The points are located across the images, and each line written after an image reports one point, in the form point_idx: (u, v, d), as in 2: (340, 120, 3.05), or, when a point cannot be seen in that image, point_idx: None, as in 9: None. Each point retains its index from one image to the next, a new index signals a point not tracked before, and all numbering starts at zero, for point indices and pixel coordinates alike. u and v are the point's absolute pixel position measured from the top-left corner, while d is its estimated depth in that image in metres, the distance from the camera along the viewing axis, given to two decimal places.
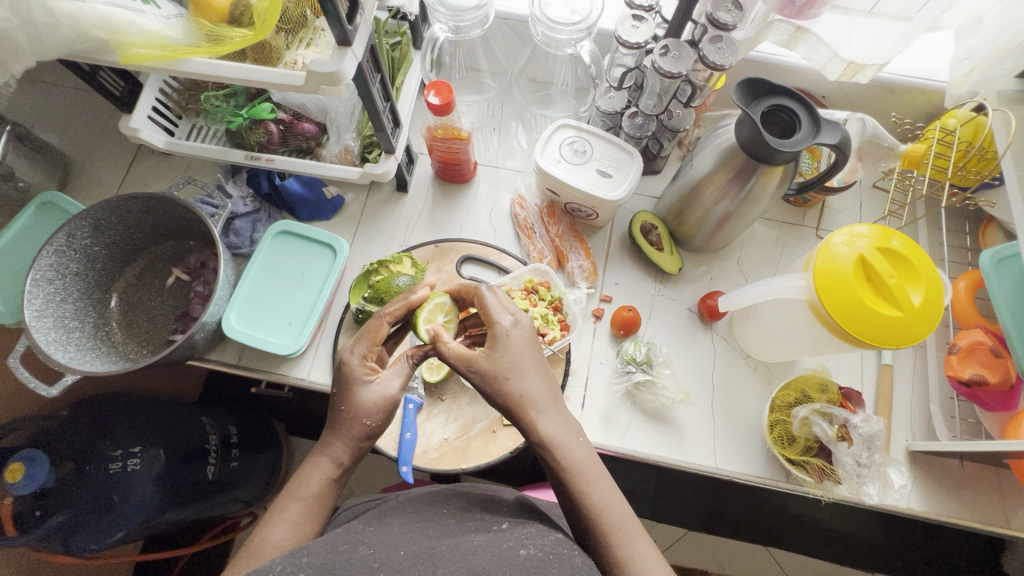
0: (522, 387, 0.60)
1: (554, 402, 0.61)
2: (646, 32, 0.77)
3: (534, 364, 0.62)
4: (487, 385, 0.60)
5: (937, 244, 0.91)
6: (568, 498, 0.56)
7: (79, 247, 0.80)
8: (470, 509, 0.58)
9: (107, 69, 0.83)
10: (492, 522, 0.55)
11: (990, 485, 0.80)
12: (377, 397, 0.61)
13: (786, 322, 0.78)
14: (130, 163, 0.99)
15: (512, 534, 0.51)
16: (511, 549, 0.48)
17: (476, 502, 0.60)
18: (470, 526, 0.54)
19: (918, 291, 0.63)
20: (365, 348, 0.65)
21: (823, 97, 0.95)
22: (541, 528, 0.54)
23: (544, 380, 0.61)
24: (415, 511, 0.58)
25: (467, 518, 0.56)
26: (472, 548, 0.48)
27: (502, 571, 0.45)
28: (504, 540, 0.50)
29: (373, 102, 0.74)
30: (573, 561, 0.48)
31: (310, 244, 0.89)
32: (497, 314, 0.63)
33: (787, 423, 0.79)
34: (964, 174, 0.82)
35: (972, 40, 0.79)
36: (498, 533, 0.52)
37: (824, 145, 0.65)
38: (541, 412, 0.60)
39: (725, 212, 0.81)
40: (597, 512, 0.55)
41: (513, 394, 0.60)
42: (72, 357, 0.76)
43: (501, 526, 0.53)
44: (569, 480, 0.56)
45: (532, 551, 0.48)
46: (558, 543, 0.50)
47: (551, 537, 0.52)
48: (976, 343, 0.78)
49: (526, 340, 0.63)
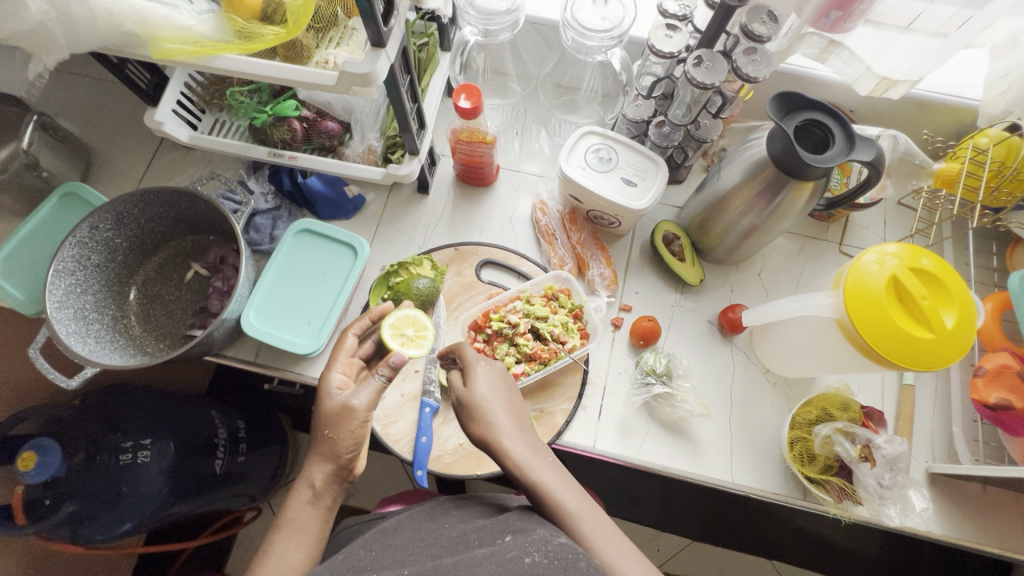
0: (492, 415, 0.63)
1: (521, 429, 0.63)
2: (679, 42, 0.77)
3: (506, 398, 0.65)
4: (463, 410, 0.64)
5: (963, 264, 0.90)
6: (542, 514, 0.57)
7: (101, 240, 0.80)
8: (473, 522, 0.57)
9: (134, 61, 0.82)
10: (496, 533, 0.53)
11: (1010, 510, 0.79)
12: (337, 404, 0.64)
13: (809, 340, 0.76)
14: (153, 155, 0.99)
15: (516, 543, 0.50)
16: (516, 559, 0.47)
17: (479, 513, 0.59)
18: (475, 540, 0.52)
19: (952, 313, 0.62)
20: (343, 364, 0.70)
21: (851, 112, 0.94)
22: (544, 533, 0.52)
23: (512, 412, 0.64)
24: (418, 529, 0.57)
25: (470, 529, 0.55)
26: (477, 562, 0.47)
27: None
28: (509, 550, 0.49)
29: (402, 103, 0.74)
30: (578, 565, 0.48)
31: (331, 244, 0.88)
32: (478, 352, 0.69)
33: (808, 440, 0.78)
34: (996, 196, 0.82)
35: (1006, 59, 0.76)
36: (502, 544, 0.50)
37: (858, 161, 0.64)
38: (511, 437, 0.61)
39: (750, 225, 0.80)
40: (571, 520, 0.55)
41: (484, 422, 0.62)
42: (91, 350, 0.75)
43: (505, 537, 0.52)
44: (541, 494, 0.57)
45: (537, 559, 0.48)
46: (563, 548, 0.49)
47: (555, 541, 0.51)
48: (1002, 366, 0.77)
49: (500, 377, 0.67)
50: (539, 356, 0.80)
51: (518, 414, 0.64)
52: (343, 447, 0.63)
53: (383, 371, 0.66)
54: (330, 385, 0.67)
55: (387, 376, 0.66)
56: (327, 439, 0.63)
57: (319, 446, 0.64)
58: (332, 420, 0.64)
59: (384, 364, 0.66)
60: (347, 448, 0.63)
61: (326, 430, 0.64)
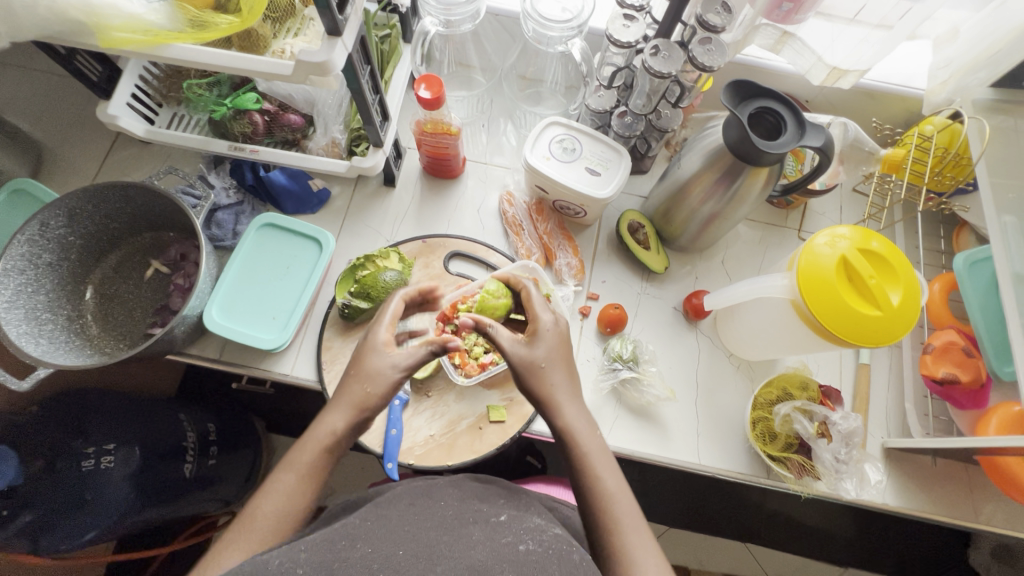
0: (552, 379, 0.63)
1: (576, 396, 0.64)
2: (636, 32, 0.78)
3: (563, 357, 0.65)
4: (523, 373, 0.62)
5: (913, 247, 0.93)
6: (580, 485, 0.58)
7: (53, 237, 0.78)
8: (466, 500, 0.57)
9: (83, 53, 0.80)
10: (491, 512, 0.55)
11: (959, 481, 0.83)
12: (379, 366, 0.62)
13: (769, 322, 0.79)
14: (108, 151, 0.96)
15: (510, 528, 0.52)
16: (510, 545, 0.49)
17: (473, 491, 0.60)
18: (470, 517, 0.54)
19: (897, 291, 0.65)
20: (389, 327, 0.66)
21: (806, 102, 0.97)
22: (539, 522, 0.55)
23: (569, 377, 0.64)
24: (412, 503, 0.56)
25: (463, 506, 0.56)
26: (471, 543, 0.49)
27: (501, 569, 0.46)
28: (503, 535, 0.51)
29: (363, 95, 0.73)
30: (572, 555, 0.51)
31: (295, 237, 0.87)
32: (539, 311, 0.67)
33: (769, 420, 0.81)
34: (941, 180, 0.85)
35: (949, 49, 0.83)
36: (496, 525, 0.53)
37: (808, 147, 0.66)
38: (564, 404, 0.62)
39: (711, 213, 0.82)
40: (608, 498, 0.57)
41: (543, 390, 0.62)
42: (45, 351, 0.73)
43: (499, 517, 0.54)
44: (584, 467, 0.59)
45: (532, 547, 0.50)
46: (556, 539, 0.52)
47: (550, 532, 0.54)
48: (950, 343, 0.81)
49: (561, 339, 0.66)
50: None
51: (573, 381, 0.65)
52: (370, 399, 0.60)
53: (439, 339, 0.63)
54: (377, 328, 0.66)
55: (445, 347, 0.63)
56: (353, 383, 0.61)
57: (343, 395, 0.61)
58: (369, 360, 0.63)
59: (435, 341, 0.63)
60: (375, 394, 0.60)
61: (354, 368, 0.63)
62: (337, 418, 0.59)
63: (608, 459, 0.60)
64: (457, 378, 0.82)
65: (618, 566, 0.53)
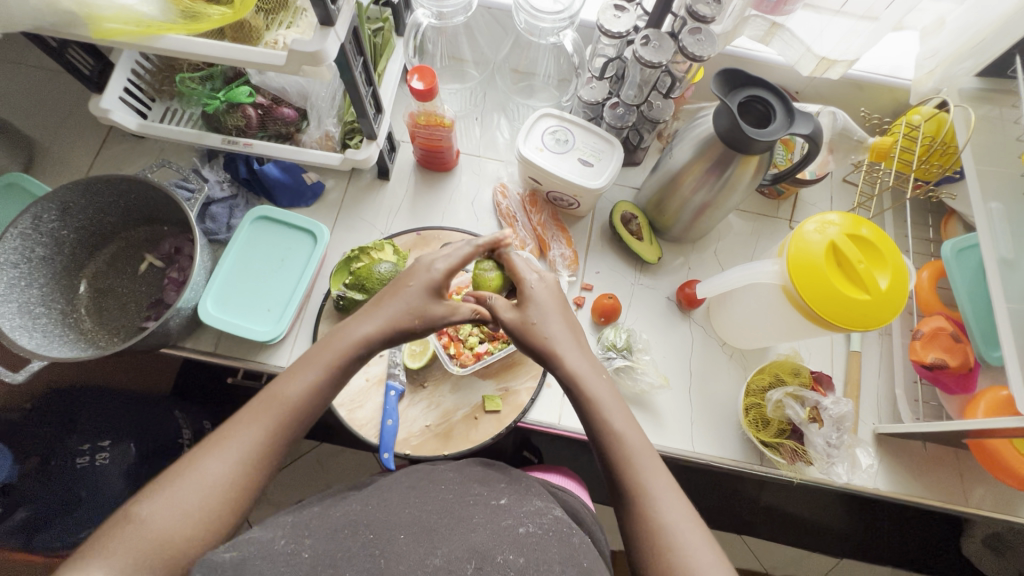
0: (547, 329, 0.65)
1: (577, 341, 0.66)
2: (627, 22, 0.79)
3: (560, 311, 0.67)
4: (518, 329, 0.66)
5: (902, 235, 0.95)
6: (593, 429, 0.60)
7: (46, 231, 0.78)
8: (467, 484, 0.58)
9: (76, 46, 0.80)
10: (491, 496, 0.56)
11: (950, 465, 0.84)
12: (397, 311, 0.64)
13: (761, 309, 0.80)
14: (101, 146, 0.95)
15: (511, 512, 0.53)
16: (511, 528, 0.50)
17: (472, 476, 0.60)
18: (470, 500, 0.54)
19: (885, 275, 0.66)
20: (449, 266, 0.67)
21: (796, 94, 0.98)
22: (539, 505, 0.56)
23: (565, 323, 0.67)
24: (413, 487, 0.57)
25: (464, 490, 0.56)
26: (472, 526, 0.50)
27: (502, 551, 0.47)
28: (504, 518, 0.52)
29: (356, 87, 0.74)
30: (571, 539, 0.52)
31: (289, 230, 0.88)
32: (523, 271, 0.69)
33: (761, 406, 0.82)
34: (927, 168, 0.86)
35: (937, 39, 0.86)
36: (498, 509, 0.53)
37: (798, 135, 0.67)
38: (566, 350, 0.65)
39: (703, 202, 0.82)
40: (618, 436, 0.59)
41: (551, 346, 0.64)
42: (39, 343, 0.74)
43: (500, 500, 0.55)
44: (593, 411, 0.61)
45: (532, 529, 0.51)
46: (557, 523, 0.53)
47: (550, 515, 0.54)
48: (938, 329, 0.83)
49: (552, 294, 0.69)
50: (502, 334, 0.84)
51: (573, 328, 0.67)
52: (402, 322, 0.64)
53: (472, 310, 0.68)
54: (442, 268, 0.67)
55: (479, 316, 0.68)
56: (404, 298, 0.65)
57: (383, 307, 0.64)
58: (428, 292, 0.65)
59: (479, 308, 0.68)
60: (411, 319, 0.64)
61: (412, 286, 0.65)
62: (370, 327, 0.63)
63: (616, 400, 0.62)
64: (452, 368, 0.82)
65: (636, 500, 0.55)
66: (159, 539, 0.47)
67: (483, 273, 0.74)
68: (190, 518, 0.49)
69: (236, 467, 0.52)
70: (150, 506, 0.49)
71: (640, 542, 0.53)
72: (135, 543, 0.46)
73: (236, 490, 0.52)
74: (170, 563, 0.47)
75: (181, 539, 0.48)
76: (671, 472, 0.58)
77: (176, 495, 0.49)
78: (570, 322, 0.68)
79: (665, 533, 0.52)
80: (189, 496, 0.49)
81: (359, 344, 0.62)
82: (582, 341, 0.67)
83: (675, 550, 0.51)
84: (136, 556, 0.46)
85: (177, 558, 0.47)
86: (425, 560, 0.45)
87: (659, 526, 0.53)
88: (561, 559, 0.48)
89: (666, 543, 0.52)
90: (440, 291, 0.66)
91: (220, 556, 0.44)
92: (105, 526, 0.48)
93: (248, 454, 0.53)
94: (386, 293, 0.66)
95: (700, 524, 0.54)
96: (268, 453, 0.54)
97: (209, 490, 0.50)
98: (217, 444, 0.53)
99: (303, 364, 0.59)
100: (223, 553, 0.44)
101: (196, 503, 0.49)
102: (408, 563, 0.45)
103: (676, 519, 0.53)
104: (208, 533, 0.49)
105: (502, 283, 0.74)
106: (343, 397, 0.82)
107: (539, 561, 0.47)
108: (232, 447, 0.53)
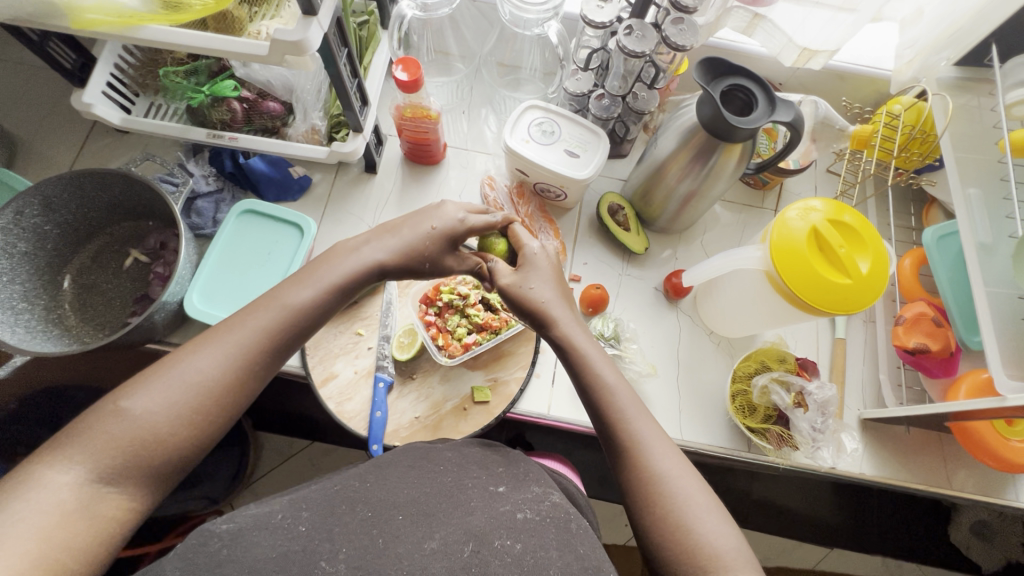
0: (539, 294, 0.66)
1: (569, 305, 0.68)
2: (610, 12, 0.81)
3: (552, 278, 0.69)
4: (508, 299, 0.67)
5: (885, 223, 0.96)
6: (585, 386, 0.62)
7: (28, 226, 0.77)
8: (465, 465, 0.58)
9: (57, 39, 0.79)
10: (489, 481, 0.55)
11: (934, 450, 0.85)
12: (402, 261, 0.65)
13: (746, 295, 0.81)
14: (84, 140, 0.95)
15: (509, 498, 0.53)
16: (509, 513, 0.50)
17: (471, 458, 0.60)
18: (469, 485, 0.54)
19: (866, 260, 0.67)
20: (466, 208, 0.69)
21: (780, 85, 1.00)
22: (537, 491, 0.56)
23: (558, 288, 0.68)
24: (412, 466, 0.57)
25: (462, 473, 0.56)
26: (468, 509, 0.50)
27: (499, 535, 0.48)
28: (501, 504, 0.52)
29: (341, 79, 0.73)
30: (569, 524, 0.52)
31: (275, 223, 0.87)
32: (526, 238, 0.69)
33: (748, 393, 0.83)
34: (907, 157, 0.87)
35: (915, 29, 0.85)
36: (496, 496, 0.53)
37: (779, 122, 0.68)
38: (558, 314, 0.66)
39: (689, 191, 0.83)
40: (610, 393, 0.61)
41: (540, 310, 0.66)
42: (23, 339, 0.73)
43: (499, 487, 0.54)
44: (583, 370, 0.63)
45: (529, 515, 0.51)
46: (555, 508, 0.53)
47: (548, 501, 0.54)
48: (921, 314, 0.83)
49: (550, 263, 0.70)
50: (490, 326, 0.84)
51: (565, 295, 0.69)
52: (414, 261, 0.66)
53: (476, 262, 0.68)
54: (472, 224, 0.67)
55: (478, 271, 0.69)
56: (425, 237, 0.66)
57: (401, 235, 0.66)
58: (447, 240, 0.66)
59: (482, 262, 0.69)
60: (423, 259, 0.66)
61: (437, 229, 0.66)
62: (383, 254, 0.64)
63: (603, 357, 0.64)
64: (440, 359, 0.82)
65: (629, 452, 0.57)
66: (143, 433, 0.48)
67: (489, 240, 0.72)
68: (177, 415, 0.50)
69: (224, 373, 0.53)
70: (139, 398, 0.49)
71: (634, 491, 0.55)
72: (120, 434, 0.47)
73: (223, 394, 0.53)
74: (151, 456, 0.49)
75: (172, 434, 0.49)
76: (659, 422, 0.60)
77: (163, 392, 0.50)
78: (563, 287, 0.69)
79: (660, 481, 0.55)
80: (175, 396, 0.50)
81: (369, 267, 0.63)
82: (573, 304, 0.69)
83: (671, 496, 0.54)
84: (121, 446, 0.47)
85: (160, 452, 0.49)
86: (422, 544, 0.46)
87: (652, 475, 0.55)
88: (558, 544, 0.49)
89: (663, 490, 0.54)
90: (459, 243, 0.67)
91: (216, 527, 0.45)
92: (90, 413, 0.49)
93: (237, 360, 0.54)
94: (406, 222, 0.67)
95: (691, 469, 0.56)
96: (260, 355, 0.55)
97: (199, 387, 0.51)
98: (209, 342, 0.54)
99: (306, 278, 0.61)
100: (220, 523, 0.46)
101: (183, 402, 0.50)
102: (405, 546, 0.46)
103: (669, 467, 0.56)
104: (191, 433, 0.51)
105: (508, 250, 0.72)
106: (332, 389, 0.82)
107: (536, 546, 0.47)
108: (223, 350, 0.53)
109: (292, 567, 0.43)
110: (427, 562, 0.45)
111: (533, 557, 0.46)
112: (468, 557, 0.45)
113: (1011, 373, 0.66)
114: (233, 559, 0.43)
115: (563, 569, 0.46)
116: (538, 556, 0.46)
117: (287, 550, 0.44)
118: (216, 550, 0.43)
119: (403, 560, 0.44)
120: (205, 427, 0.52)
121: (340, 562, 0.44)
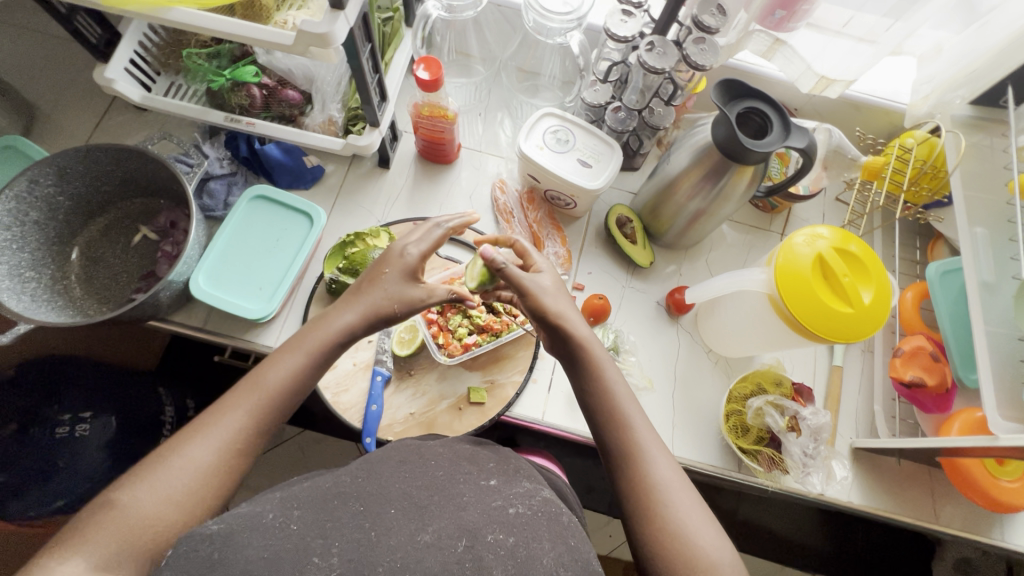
0: (556, 304, 0.65)
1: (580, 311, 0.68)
2: (634, 27, 0.82)
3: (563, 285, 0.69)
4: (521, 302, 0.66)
5: (889, 254, 0.97)
6: (593, 388, 0.62)
7: (42, 196, 0.78)
8: (457, 462, 0.58)
9: (84, 13, 0.80)
10: (481, 476, 0.56)
11: (923, 484, 0.85)
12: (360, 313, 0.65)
13: (745, 316, 0.81)
14: (101, 115, 0.95)
15: (501, 493, 0.53)
16: (501, 508, 0.51)
17: (464, 455, 0.61)
18: (461, 479, 0.54)
19: (869, 290, 0.67)
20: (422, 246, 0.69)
21: (795, 110, 1.01)
22: (528, 487, 0.57)
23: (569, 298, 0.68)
24: (403, 461, 0.57)
25: (454, 469, 0.56)
26: (462, 504, 0.50)
27: (492, 530, 0.48)
28: (493, 499, 0.52)
29: (362, 73, 0.74)
30: (560, 517, 0.53)
31: (286, 211, 0.88)
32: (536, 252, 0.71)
33: (742, 414, 0.83)
34: (917, 191, 0.89)
35: (932, 66, 0.87)
36: (488, 490, 0.53)
37: (793, 148, 0.68)
38: (573, 320, 0.65)
39: (698, 209, 0.84)
40: (614, 398, 0.61)
41: (552, 310, 0.65)
42: (27, 307, 0.74)
43: (490, 482, 0.55)
44: (592, 370, 0.63)
45: (521, 510, 0.51)
46: (545, 504, 0.53)
47: (539, 496, 0.55)
48: (919, 347, 0.84)
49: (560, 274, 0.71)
50: (491, 328, 0.84)
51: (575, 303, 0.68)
52: (385, 307, 0.66)
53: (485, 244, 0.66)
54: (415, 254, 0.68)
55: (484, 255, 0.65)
56: (385, 285, 0.66)
57: (363, 295, 0.66)
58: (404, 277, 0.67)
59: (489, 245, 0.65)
60: (391, 303, 0.66)
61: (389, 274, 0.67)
62: (352, 315, 0.65)
63: (612, 362, 0.65)
64: (439, 357, 0.82)
65: (631, 459, 0.58)
66: (144, 524, 0.48)
67: None
68: (175, 502, 0.50)
69: (218, 455, 0.54)
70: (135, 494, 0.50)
71: (632, 498, 0.56)
72: (122, 527, 0.48)
73: (218, 475, 0.54)
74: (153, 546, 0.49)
75: (172, 521, 0.50)
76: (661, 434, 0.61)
77: (160, 484, 0.50)
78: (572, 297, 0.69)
79: (659, 489, 0.55)
80: (173, 485, 0.51)
81: (345, 328, 0.64)
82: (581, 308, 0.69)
83: (668, 504, 0.54)
84: (123, 539, 0.47)
85: (162, 542, 0.49)
86: (414, 536, 0.46)
87: (653, 483, 0.56)
88: (550, 536, 0.49)
89: (660, 498, 0.55)
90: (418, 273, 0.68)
91: (207, 529, 0.46)
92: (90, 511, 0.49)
93: (229, 443, 0.55)
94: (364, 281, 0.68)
95: (688, 483, 0.57)
96: (249, 436, 0.57)
97: (196, 472, 0.52)
98: (200, 432, 0.55)
99: (289, 347, 0.62)
100: (212, 524, 0.46)
101: (180, 488, 0.51)
102: (398, 539, 0.46)
103: (668, 477, 0.56)
104: (192, 517, 0.51)
105: None
106: (329, 379, 0.82)
107: (528, 539, 0.48)
108: (213, 437, 0.55)
109: (284, 564, 0.43)
110: (420, 555, 0.45)
111: (526, 549, 0.47)
112: (461, 552, 0.46)
113: (1005, 414, 0.66)
114: (226, 556, 0.43)
115: (555, 560, 0.47)
116: (530, 548, 0.47)
117: (279, 543, 0.44)
118: (207, 553, 0.43)
119: (396, 552, 0.45)
120: (205, 510, 0.52)
121: (333, 556, 0.44)
